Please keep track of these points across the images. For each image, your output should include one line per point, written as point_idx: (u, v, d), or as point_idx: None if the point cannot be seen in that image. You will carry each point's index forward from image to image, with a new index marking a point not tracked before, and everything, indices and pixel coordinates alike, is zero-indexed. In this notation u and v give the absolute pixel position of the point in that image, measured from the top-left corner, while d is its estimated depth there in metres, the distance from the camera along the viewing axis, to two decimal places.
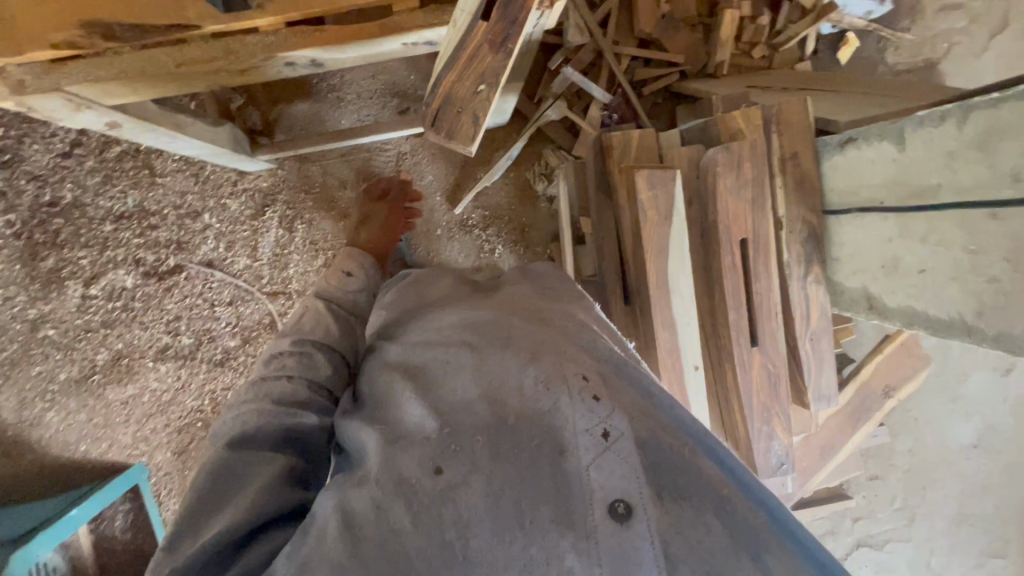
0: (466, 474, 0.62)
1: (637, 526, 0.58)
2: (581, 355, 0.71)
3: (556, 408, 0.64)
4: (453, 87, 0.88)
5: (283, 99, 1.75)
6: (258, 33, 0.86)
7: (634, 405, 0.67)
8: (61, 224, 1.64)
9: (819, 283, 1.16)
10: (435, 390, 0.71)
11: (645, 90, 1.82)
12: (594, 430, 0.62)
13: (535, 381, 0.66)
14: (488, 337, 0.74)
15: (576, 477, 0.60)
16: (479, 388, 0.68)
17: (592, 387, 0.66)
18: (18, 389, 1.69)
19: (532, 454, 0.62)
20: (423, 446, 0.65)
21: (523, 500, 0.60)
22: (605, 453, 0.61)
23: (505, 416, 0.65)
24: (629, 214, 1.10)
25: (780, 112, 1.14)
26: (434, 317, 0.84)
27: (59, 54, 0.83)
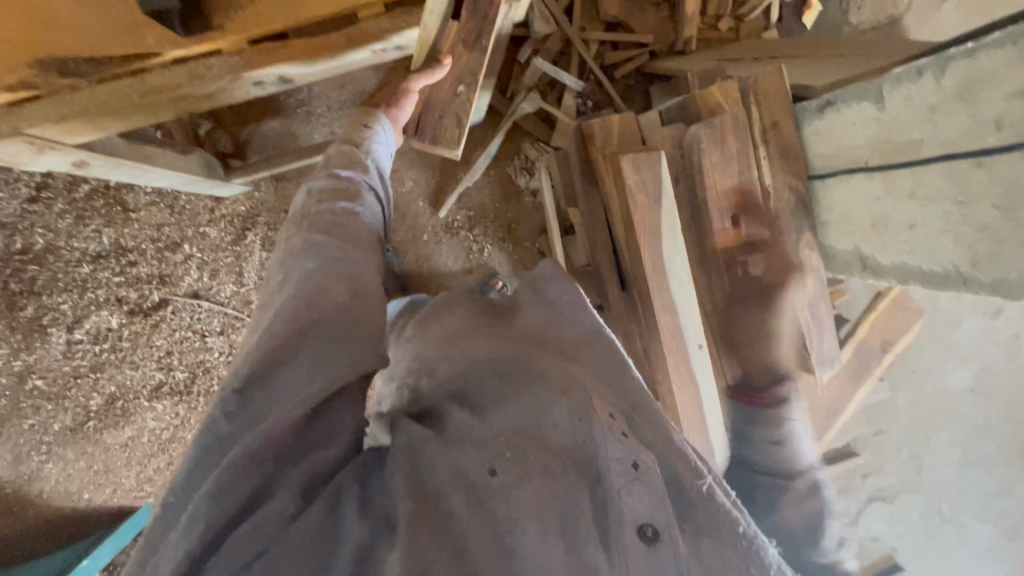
0: (519, 478, 0.63)
1: (664, 550, 0.57)
2: (608, 393, 0.72)
3: (592, 435, 0.65)
4: (432, 95, 1.04)
5: (251, 119, 1.71)
6: (221, 55, 0.83)
7: (659, 442, 0.67)
8: (36, 271, 1.58)
9: (812, 249, 1.16)
10: (480, 411, 0.72)
11: (617, 74, 1.82)
12: (625, 459, 0.62)
13: (568, 415, 0.67)
14: (522, 369, 0.74)
15: (609, 500, 0.60)
16: (519, 411, 0.69)
17: (621, 424, 0.65)
18: (11, 445, 1.62)
19: (572, 474, 0.64)
20: (476, 451, 0.66)
21: (566, 513, 0.61)
22: (636, 483, 0.60)
23: (547, 438, 0.67)
24: (617, 200, 1.09)
25: (756, 82, 1.13)
26: (467, 352, 0.80)
27: (16, 96, 0.79)
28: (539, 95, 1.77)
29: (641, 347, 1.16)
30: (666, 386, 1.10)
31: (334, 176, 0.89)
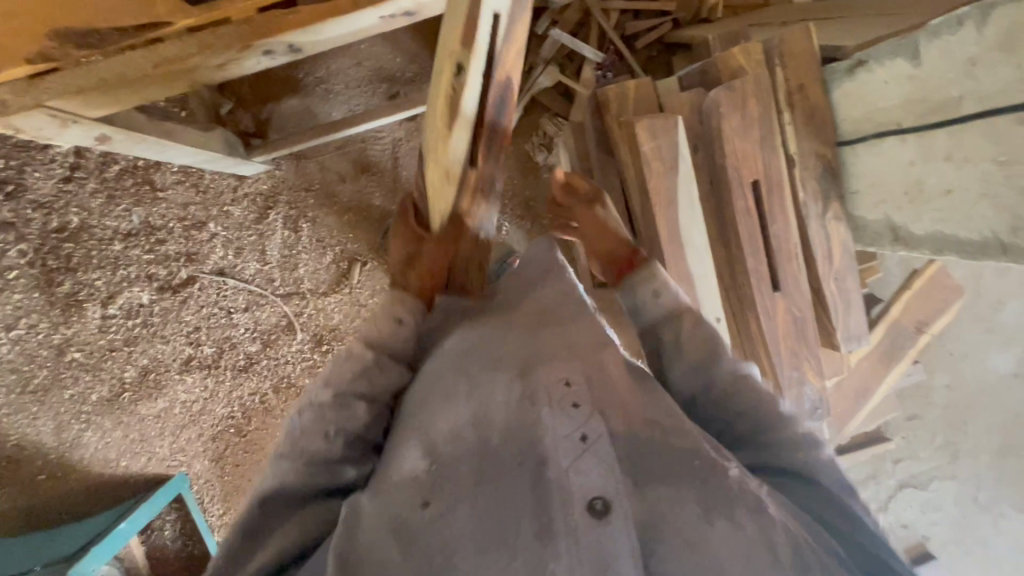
0: (452, 503, 0.65)
1: (615, 522, 0.61)
2: (567, 355, 0.74)
3: (540, 419, 0.68)
4: (461, 256, 0.99)
5: (270, 98, 1.73)
6: (230, 23, 0.83)
7: (615, 402, 0.71)
8: (71, 248, 1.64)
9: (840, 220, 1.10)
10: (425, 426, 0.73)
11: (638, 44, 1.76)
12: (573, 434, 0.67)
13: (518, 397, 0.70)
14: (481, 360, 0.77)
15: (555, 482, 0.64)
16: (466, 414, 0.72)
17: (574, 395, 0.70)
18: (54, 413, 1.70)
19: (514, 473, 0.66)
20: (412, 485, 0.68)
21: (506, 521, 0.63)
22: (585, 454, 0.66)
23: (489, 440, 0.69)
24: (631, 169, 1.05)
25: (782, 42, 1.07)
26: (437, 358, 0.83)
27: (35, 69, 0.80)
28: (557, 68, 1.75)
29: None
30: None
31: (339, 396, 0.79)
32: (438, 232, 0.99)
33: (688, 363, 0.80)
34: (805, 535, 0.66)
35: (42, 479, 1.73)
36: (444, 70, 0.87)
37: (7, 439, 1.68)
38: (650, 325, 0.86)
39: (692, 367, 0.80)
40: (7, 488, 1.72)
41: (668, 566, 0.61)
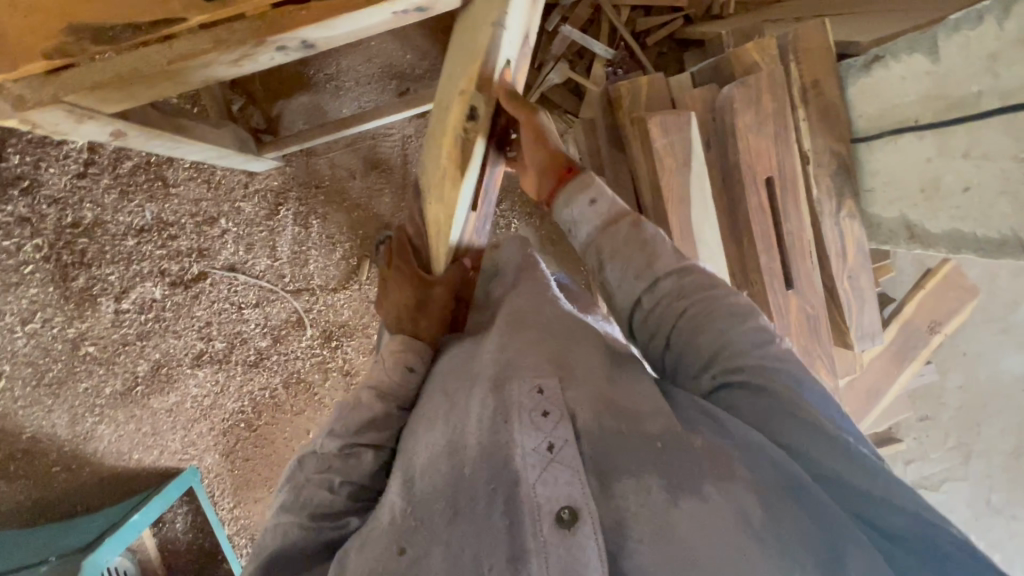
0: (427, 545, 0.69)
1: (582, 529, 0.63)
2: (537, 361, 0.77)
3: (510, 437, 0.70)
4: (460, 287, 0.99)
5: (281, 94, 1.73)
6: (244, 19, 0.83)
7: (585, 401, 0.72)
8: (85, 243, 1.66)
9: (854, 218, 1.09)
10: (411, 461, 0.79)
11: (649, 41, 1.75)
12: (540, 446, 0.69)
13: (490, 416, 0.74)
14: (460, 385, 0.82)
15: (524, 498, 0.66)
16: (442, 445, 0.76)
17: (545, 405, 0.72)
18: (67, 406, 1.72)
19: (486, 500, 0.69)
20: (392, 529, 0.73)
21: (480, 551, 0.65)
22: (552, 465, 0.67)
23: (463, 469, 0.72)
24: (643, 164, 1.04)
25: (797, 38, 1.05)
26: (433, 381, 0.89)
27: (51, 64, 0.81)
28: (567, 65, 1.74)
29: None
30: None
31: (345, 447, 0.85)
32: (443, 274, 0.96)
33: (628, 273, 0.83)
34: (779, 498, 0.65)
35: (57, 471, 1.76)
36: (454, 112, 0.90)
37: (23, 432, 1.70)
38: (588, 239, 0.90)
39: (632, 279, 0.83)
40: (23, 480, 1.74)
41: (639, 561, 0.61)
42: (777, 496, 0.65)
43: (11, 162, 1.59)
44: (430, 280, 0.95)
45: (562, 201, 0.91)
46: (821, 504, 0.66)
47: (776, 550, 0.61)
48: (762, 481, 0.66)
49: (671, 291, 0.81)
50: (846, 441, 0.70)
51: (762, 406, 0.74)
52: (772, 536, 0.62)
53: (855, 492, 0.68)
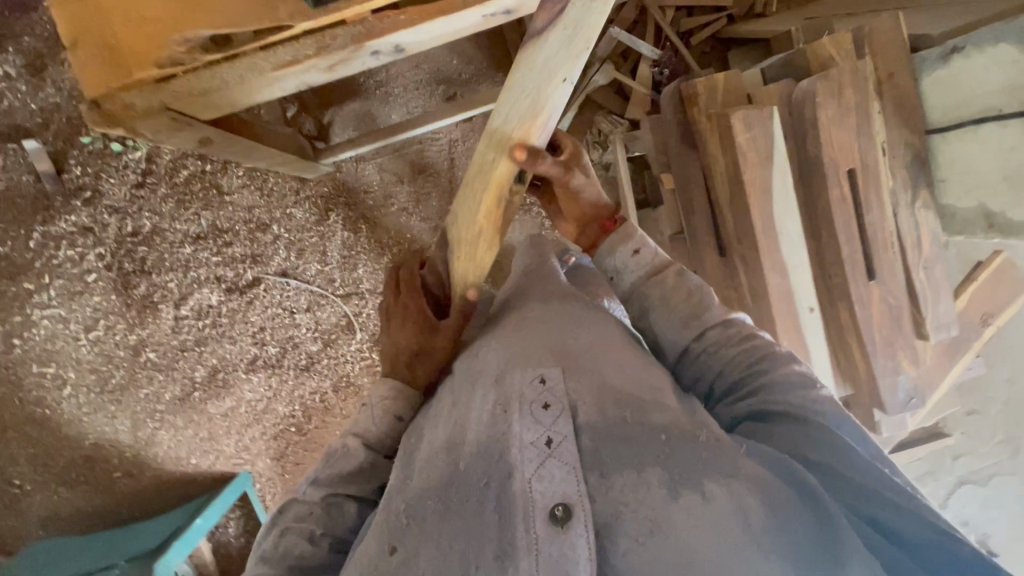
0: (416, 545, 0.72)
1: (574, 527, 0.68)
2: (541, 358, 0.83)
3: (509, 429, 0.76)
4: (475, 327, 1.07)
5: (333, 101, 1.76)
6: (345, 25, 0.85)
7: (584, 394, 0.78)
8: (145, 251, 1.69)
9: (929, 208, 1.10)
10: (413, 460, 0.84)
11: (693, 41, 1.77)
12: (538, 440, 0.74)
13: (491, 410, 0.79)
14: (466, 380, 0.88)
15: (517, 493, 0.71)
16: (441, 442, 0.81)
17: (544, 399, 0.78)
18: (130, 411, 1.75)
19: (479, 495, 0.73)
20: (384, 531, 0.77)
21: (469, 545, 0.70)
22: (548, 459, 0.72)
23: (459, 464, 0.77)
24: (723, 161, 1.05)
25: (869, 32, 1.07)
26: (448, 380, 0.94)
27: (165, 73, 0.84)
28: (612, 66, 1.76)
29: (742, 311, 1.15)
30: None
31: (331, 497, 0.90)
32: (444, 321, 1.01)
33: (674, 318, 0.94)
34: (783, 485, 0.70)
35: (118, 477, 1.79)
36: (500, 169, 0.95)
37: (85, 438, 1.74)
38: (636, 286, 1.01)
39: (679, 322, 0.94)
40: (86, 486, 1.79)
41: (630, 559, 0.66)
42: (783, 496, 0.69)
43: (75, 174, 1.64)
44: (437, 327, 1.00)
45: (607, 250, 1.03)
46: (833, 511, 0.68)
47: (777, 553, 0.64)
48: (769, 483, 0.69)
49: (715, 341, 0.91)
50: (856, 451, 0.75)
51: (790, 428, 0.78)
52: (774, 537, 0.65)
53: (853, 491, 0.72)
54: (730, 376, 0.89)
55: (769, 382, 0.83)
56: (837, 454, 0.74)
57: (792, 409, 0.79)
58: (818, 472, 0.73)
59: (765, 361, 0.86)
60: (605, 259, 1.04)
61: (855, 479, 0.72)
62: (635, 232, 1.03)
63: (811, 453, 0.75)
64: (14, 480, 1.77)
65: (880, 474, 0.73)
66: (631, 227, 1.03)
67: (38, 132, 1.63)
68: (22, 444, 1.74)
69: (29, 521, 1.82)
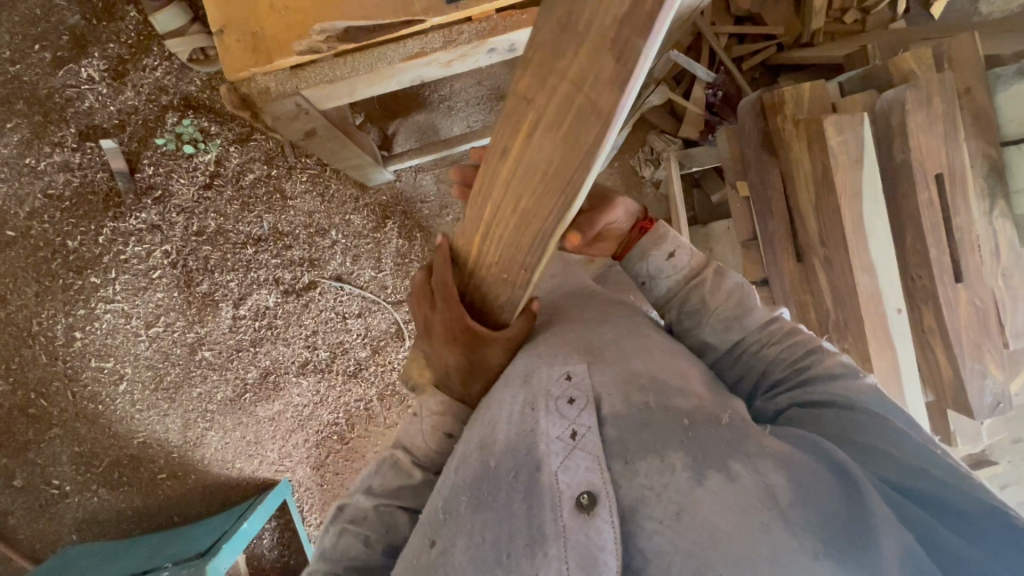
0: (453, 536, 0.70)
1: (601, 513, 0.63)
2: (568, 352, 0.79)
3: (535, 425, 0.71)
4: None
5: (399, 113, 1.82)
6: (471, 22, 0.90)
7: (613, 385, 0.74)
8: (209, 250, 1.72)
9: (1007, 218, 1.11)
10: (447, 461, 0.81)
11: (744, 66, 1.85)
12: (563, 433, 0.69)
13: (521, 407, 0.73)
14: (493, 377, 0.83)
15: (545, 484, 0.66)
16: (473, 441, 0.76)
17: (569, 393, 0.73)
18: (182, 412, 1.77)
19: (509, 489, 0.69)
20: (423, 527, 0.75)
21: (500, 539, 0.66)
22: (574, 451, 0.68)
23: (490, 462, 0.73)
24: (810, 168, 1.11)
25: (948, 48, 1.13)
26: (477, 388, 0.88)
27: (300, 60, 0.89)
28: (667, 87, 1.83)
29: (819, 316, 1.17)
30: (856, 351, 1.10)
31: (383, 505, 0.83)
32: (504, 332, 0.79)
33: (716, 322, 0.87)
34: (813, 465, 0.66)
35: (163, 478, 1.81)
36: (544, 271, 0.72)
37: (135, 437, 1.76)
38: (671, 293, 0.90)
39: (721, 326, 0.87)
40: (126, 488, 1.79)
41: (657, 541, 0.61)
42: (816, 476, 0.65)
43: (147, 173, 1.67)
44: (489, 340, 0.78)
45: (639, 254, 0.90)
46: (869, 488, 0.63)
47: (803, 529, 0.59)
48: (798, 460, 0.66)
49: (757, 342, 0.87)
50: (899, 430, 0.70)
51: (834, 413, 0.74)
52: (801, 515, 0.61)
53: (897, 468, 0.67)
54: (775, 375, 0.84)
55: (811, 376, 0.80)
56: (880, 435, 0.70)
57: (833, 394, 0.76)
58: (858, 452, 0.69)
59: (811, 355, 0.82)
60: (638, 270, 0.91)
61: (899, 457, 0.68)
62: (671, 232, 0.91)
63: (854, 435, 0.71)
64: (54, 481, 1.76)
65: (929, 455, 0.68)
66: (664, 226, 0.91)
67: (114, 132, 1.65)
68: (68, 443, 1.74)
69: (62, 527, 1.79)
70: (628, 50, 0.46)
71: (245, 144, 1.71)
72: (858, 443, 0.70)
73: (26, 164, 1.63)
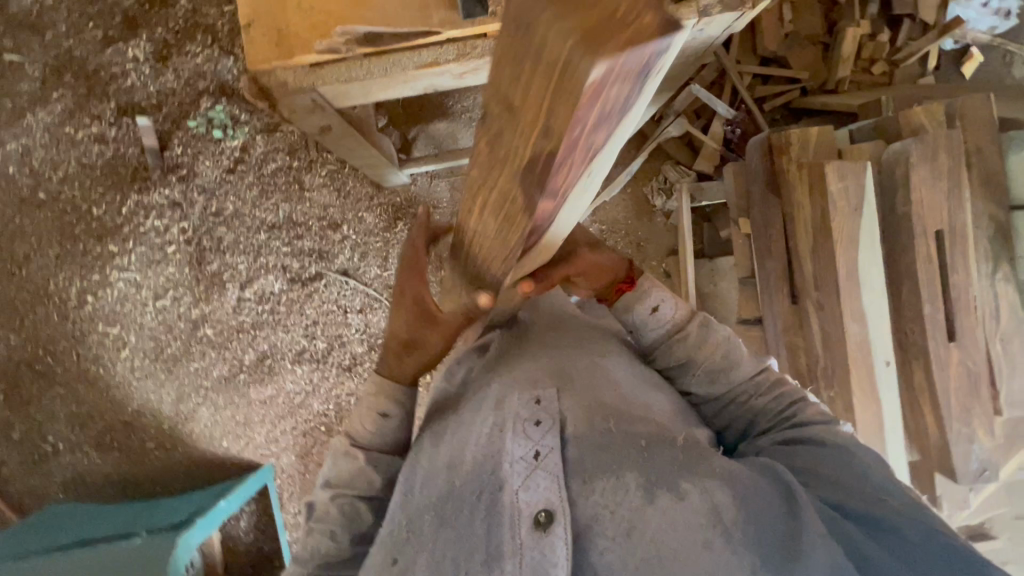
0: (414, 555, 0.72)
1: (556, 530, 0.63)
2: (539, 376, 0.81)
3: (502, 446, 0.72)
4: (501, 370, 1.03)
5: (422, 119, 1.86)
6: (487, 38, 0.93)
7: (579, 407, 0.74)
8: (224, 231, 1.78)
9: (1010, 282, 1.10)
10: (416, 472, 0.83)
11: (767, 106, 1.84)
12: (526, 454, 0.70)
13: (491, 431, 0.76)
14: (472, 397, 0.87)
15: (505, 502, 0.67)
16: (443, 461, 0.79)
17: (537, 414, 0.74)
18: (177, 384, 1.82)
19: (471, 508, 0.70)
20: (388, 544, 0.76)
21: (460, 556, 0.67)
22: (536, 471, 0.68)
23: (456, 482, 0.74)
24: (810, 212, 1.12)
25: (963, 108, 1.13)
26: (456, 406, 0.90)
27: (320, 58, 0.93)
28: (686, 120, 1.84)
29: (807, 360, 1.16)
30: (841, 399, 1.09)
31: (339, 498, 0.87)
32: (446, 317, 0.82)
33: (703, 372, 0.88)
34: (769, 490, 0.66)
35: (152, 448, 1.85)
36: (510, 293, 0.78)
37: (130, 404, 1.81)
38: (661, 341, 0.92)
39: (707, 377, 0.88)
40: (115, 453, 1.84)
41: (607, 558, 0.61)
42: (771, 502, 0.65)
43: (176, 152, 1.74)
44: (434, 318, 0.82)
45: (623, 309, 0.90)
46: (812, 512, 0.63)
47: (744, 547, 0.60)
48: (750, 481, 0.66)
49: (745, 393, 0.87)
50: (862, 466, 0.71)
51: (807, 447, 0.75)
52: (746, 534, 0.61)
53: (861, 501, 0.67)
54: (762, 424, 0.85)
55: (796, 424, 0.80)
56: (845, 469, 0.71)
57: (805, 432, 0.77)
58: (822, 484, 0.69)
59: (795, 406, 0.84)
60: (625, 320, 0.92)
61: (862, 490, 0.68)
62: (655, 286, 0.91)
63: (817, 467, 0.71)
64: (50, 438, 1.81)
65: (890, 488, 0.68)
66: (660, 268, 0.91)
67: (150, 111, 1.73)
68: (67, 402, 1.80)
69: (52, 483, 1.84)
70: (531, 199, 0.47)
71: (272, 134, 1.76)
72: (821, 474, 0.70)
73: (66, 133, 1.72)
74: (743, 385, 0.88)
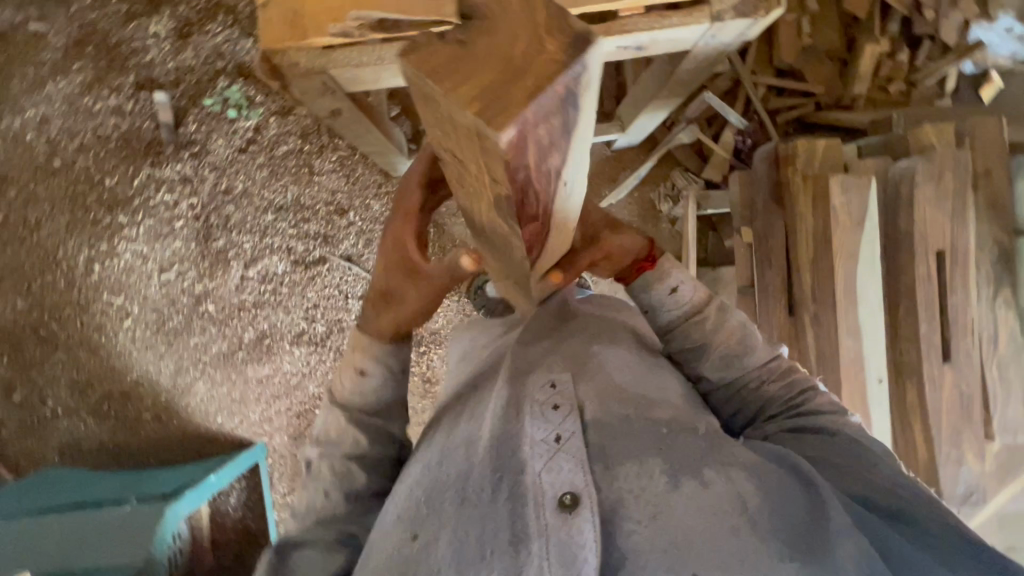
0: (436, 530, 0.73)
1: (583, 512, 0.67)
2: (557, 360, 0.84)
3: (520, 428, 0.75)
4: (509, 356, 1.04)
5: None
6: None
7: (594, 392, 0.78)
8: (232, 210, 1.80)
9: (1010, 308, 1.09)
10: (433, 447, 0.87)
11: (779, 118, 1.84)
12: (548, 437, 0.73)
13: (508, 414, 0.78)
14: (490, 378, 0.90)
15: (530, 483, 0.70)
16: (462, 440, 0.82)
17: (553, 400, 0.77)
18: (176, 357, 1.84)
19: (493, 488, 0.73)
20: (405, 521, 0.77)
21: (485, 533, 0.70)
22: (557, 454, 0.71)
23: (474, 461, 0.77)
24: (811, 224, 1.12)
25: (974, 130, 1.12)
26: (473, 385, 0.93)
27: (333, 41, 0.95)
28: (698, 126, 1.84)
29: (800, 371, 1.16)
30: None
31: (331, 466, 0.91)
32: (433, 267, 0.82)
33: (717, 355, 0.90)
34: (781, 482, 0.71)
35: (147, 418, 1.87)
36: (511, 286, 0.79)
37: (129, 374, 1.84)
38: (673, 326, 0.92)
39: (721, 363, 0.89)
40: (111, 421, 1.86)
41: (634, 540, 0.66)
42: (787, 494, 0.70)
43: (190, 129, 1.76)
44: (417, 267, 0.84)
45: (641, 287, 0.91)
46: (834, 506, 0.68)
47: (769, 533, 0.65)
48: (767, 472, 0.71)
49: (758, 379, 0.89)
50: (868, 457, 0.77)
51: (816, 439, 0.80)
52: (769, 519, 0.66)
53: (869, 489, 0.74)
54: (772, 409, 0.88)
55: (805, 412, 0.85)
56: (853, 461, 0.77)
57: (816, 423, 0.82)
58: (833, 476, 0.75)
59: (806, 393, 0.87)
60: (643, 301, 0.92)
61: (870, 479, 0.75)
62: (673, 267, 0.91)
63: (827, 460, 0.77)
64: (49, 401, 1.84)
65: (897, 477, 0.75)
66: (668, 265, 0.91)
67: (167, 86, 1.75)
68: (68, 368, 1.83)
69: (47, 446, 1.87)
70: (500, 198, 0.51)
71: (285, 117, 1.78)
72: (832, 467, 0.76)
73: (83, 103, 1.75)
74: (756, 369, 0.90)
